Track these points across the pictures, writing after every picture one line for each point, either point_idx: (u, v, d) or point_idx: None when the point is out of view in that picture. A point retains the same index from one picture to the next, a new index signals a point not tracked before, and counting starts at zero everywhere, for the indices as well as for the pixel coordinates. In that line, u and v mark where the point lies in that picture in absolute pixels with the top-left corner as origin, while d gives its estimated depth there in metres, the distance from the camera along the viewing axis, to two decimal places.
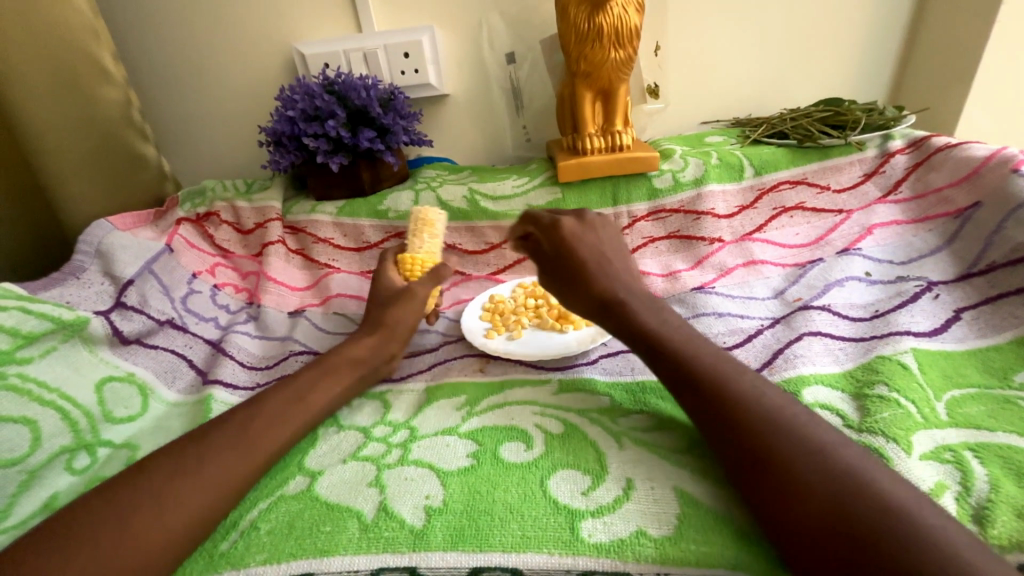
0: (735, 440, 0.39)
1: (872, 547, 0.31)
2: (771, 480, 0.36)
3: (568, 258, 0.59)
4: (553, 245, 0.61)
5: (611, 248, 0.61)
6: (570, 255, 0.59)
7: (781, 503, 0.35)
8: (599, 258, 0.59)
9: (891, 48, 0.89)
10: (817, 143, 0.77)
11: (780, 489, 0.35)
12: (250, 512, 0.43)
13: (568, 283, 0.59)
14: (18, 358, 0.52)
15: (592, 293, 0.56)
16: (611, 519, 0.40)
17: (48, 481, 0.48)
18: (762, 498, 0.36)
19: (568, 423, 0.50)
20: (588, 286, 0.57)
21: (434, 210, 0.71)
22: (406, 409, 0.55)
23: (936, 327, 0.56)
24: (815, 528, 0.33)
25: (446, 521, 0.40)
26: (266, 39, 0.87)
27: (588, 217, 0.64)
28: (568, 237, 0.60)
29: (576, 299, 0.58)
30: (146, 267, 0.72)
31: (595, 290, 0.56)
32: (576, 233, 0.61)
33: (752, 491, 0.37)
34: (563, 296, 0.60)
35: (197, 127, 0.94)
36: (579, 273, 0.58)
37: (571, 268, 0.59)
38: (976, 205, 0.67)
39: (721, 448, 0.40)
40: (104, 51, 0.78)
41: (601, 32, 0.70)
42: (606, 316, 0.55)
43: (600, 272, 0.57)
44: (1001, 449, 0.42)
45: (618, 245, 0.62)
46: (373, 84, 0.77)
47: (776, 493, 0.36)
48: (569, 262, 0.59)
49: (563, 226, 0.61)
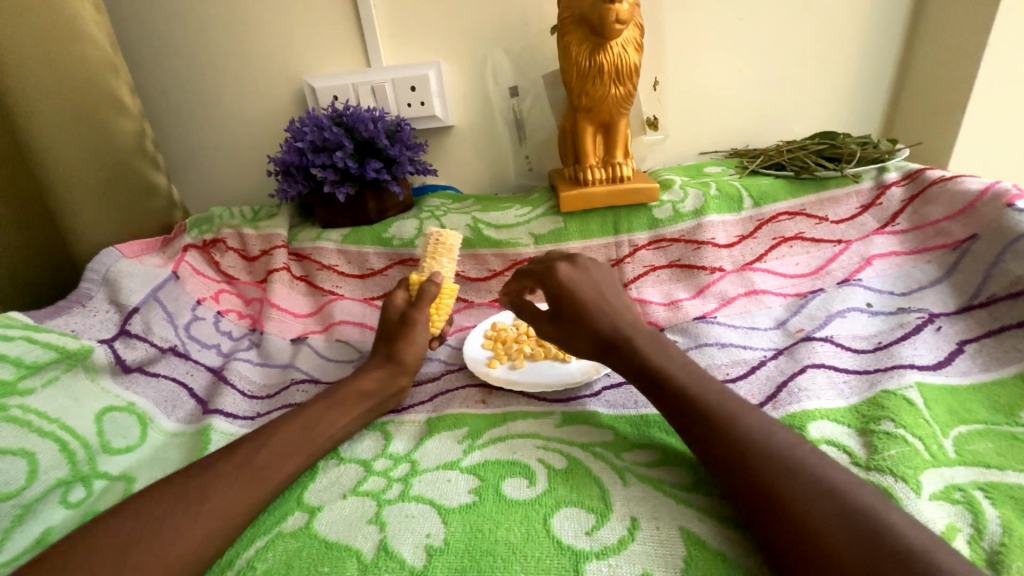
0: (744, 485, 0.39)
1: None
2: (780, 529, 0.36)
3: (568, 302, 0.56)
4: (551, 291, 0.58)
5: (609, 285, 0.59)
6: (569, 300, 0.57)
7: (796, 553, 0.34)
8: (599, 299, 0.56)
9: (882, 84, 0.92)
10: (814, 175, 0.79)
11: (793, 535, 0.35)
12: (246, 550, 0.42)
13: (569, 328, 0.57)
14: (19, 390, 0.52)
15: (597, 339, 0.54)
16: (616, 561, 0.39)
17: (42, 515, 0.47)
18: (777, 544, 0.36)
19: (571, 458, 0.49)
20: (588, 328, 0.55)
21: (450, 236, 0.71)
22: (408, 441, 0.55)
23: (940, 361, 0.56)
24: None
25: (448, 561, 0.40)
26: (278, 72, 0.90)
27: (579, 259, 0.61)
28: (564, 283, 0.58)
29: (580, 345, 0.56)
30: (152, 295, 0.73)
31: (598, 336, 0.54)
32: (571, 275, 0.58)
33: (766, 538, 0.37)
34: (565, 342, 0.58)
35: (206, 155, 0.96)
36: (579, 317, 0.55)
37: (570, 314, 0.56)
38: (972, 238, 0.68)
39: (731, 492, 0.40)
40: (122, 86, 0.82)
41: (601, 69, 0.72)
42: (615, 360, 0.53)
43: (602, 313, 0.55)
44: (1012, 490, 0.41)
45: (613, 282, 0.60)
46: (381, 116, 0.79)
47: (787, 540, 0.35)
48: (569, 308, 0.56)
49: (558, 270, 0.59)
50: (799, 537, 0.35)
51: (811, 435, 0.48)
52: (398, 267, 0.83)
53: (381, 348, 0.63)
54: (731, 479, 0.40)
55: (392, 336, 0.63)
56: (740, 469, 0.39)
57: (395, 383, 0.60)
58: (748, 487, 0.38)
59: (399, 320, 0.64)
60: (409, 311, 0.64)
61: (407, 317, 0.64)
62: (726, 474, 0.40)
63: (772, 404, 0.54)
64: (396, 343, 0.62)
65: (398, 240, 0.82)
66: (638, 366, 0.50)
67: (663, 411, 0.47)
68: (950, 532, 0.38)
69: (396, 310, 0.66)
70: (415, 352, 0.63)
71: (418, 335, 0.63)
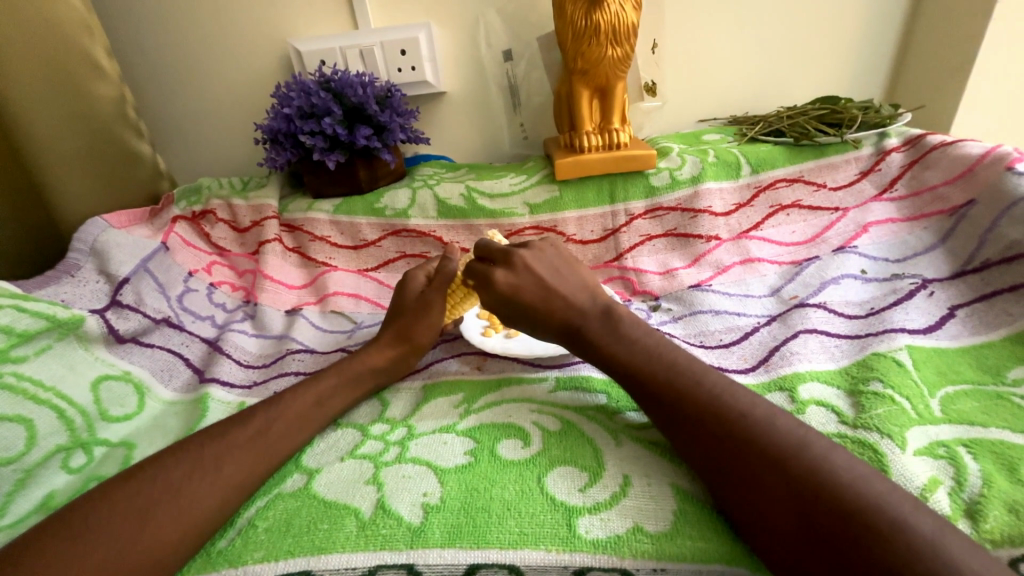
0: (718, 446, 0.39)
1: (856, 542, 0.31)
2: (744, 491, 0.37)
3: (517, 307, 0.56)
4: (497, 301, 0.57)
5: (551, 274, 0.57)
6: (518, 304, 0.56)
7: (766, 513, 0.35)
8: (545, 295, 0.55)
9: (888, 46, 0.89)
10: (814, 141, 0.77)
11: (759, 494, 0.36)
12: (248, 509, 0.43)
13: (527, 320, 0.56)
14: (12, 357, 0.52)
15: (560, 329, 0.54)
16: (608, 515, 0.40)
17: (44, 479, 0.48)
18: (741, 508, 0.37)
19: (565, 421, 0.50)
20: (547, 318, 0.54)
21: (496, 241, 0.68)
22: (405, 407, 0.55)
23: (931, 324, 0.56)
24: (802, 524, 0.33)
25: (445, 518, 0.41)
26: (263, 35, 0.86)
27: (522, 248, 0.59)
28: (507, 293, 0.56)
29: (545, 332, 0.55)
30: (142, 265, 0.72)
31: (565, 317, 0.54)
32: (511, 283, 0.56)
33: (729, 501, 0.38)
34: (530, 328, 0.56)
35: (193, 124, 0.93)
36: (533, 316, 0.55)
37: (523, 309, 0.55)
38: (970, 203, 0.68)
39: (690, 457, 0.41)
40: (98, 48, 0.79)
41: (598, 29, 0.70)
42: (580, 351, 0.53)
43: (555, 304, 0.54)
44: (994, 445, 0.42)
45: (561, 262, 0.59)
46: (370, 81, 0.77)
47: (754, 502, 0.36)
48: (519, 313, 0.56)
49: (497, 279, 0.57)
50: (767, 495, 0.35)
51: (801, 397, 0.49)
52: (392, 238, 0.82)
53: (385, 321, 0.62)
54: (698, 447, 0.40)
55: (411, 316, 0.62)
56: (716, 428, 0.40)
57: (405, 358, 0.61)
58: (721, 447, 0.39)
59: (419, 301, 0.63)
60: (429, 292, 0.63)
61: (426, 300, 0.63)
62: (697, 438, 0.40)
63: (764, 367, 0.55)
64: (416, 329, 0.61)
65: (391, 210, 0.81)
66: (621, 329, 0.51)
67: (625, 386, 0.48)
68: (931, 485, 0.39)
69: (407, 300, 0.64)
70: (430, 334, 0.61)
71: (434, 316, 0.62)
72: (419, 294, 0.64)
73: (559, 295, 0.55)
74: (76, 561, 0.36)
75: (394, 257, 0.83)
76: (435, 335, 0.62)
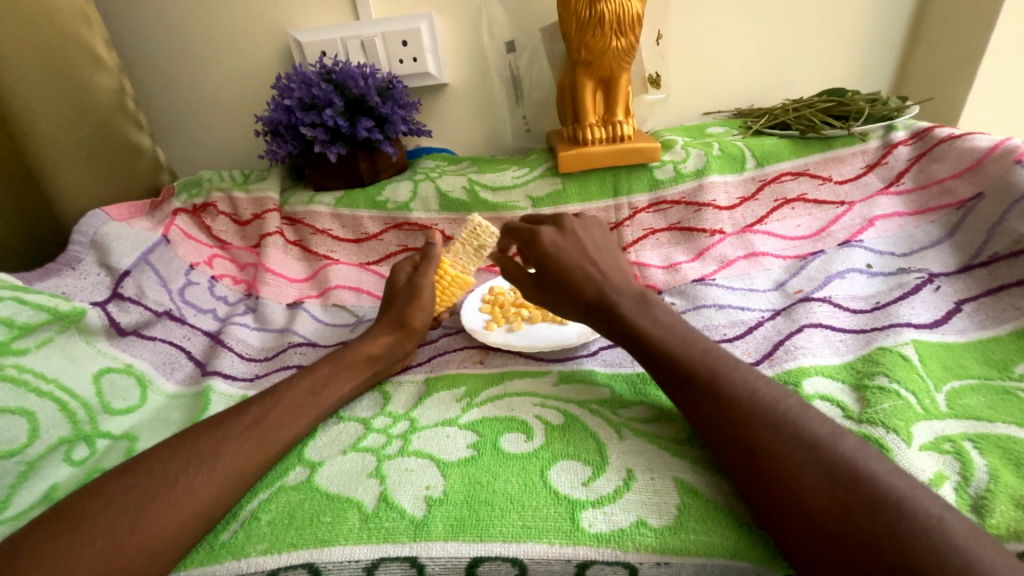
0: None
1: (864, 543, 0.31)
2: None
3: (552, 269, 0.56)
4: (537, 258, 0.57)
5: (595, 246, 0.57)
6: (552, 268, 0.56)
7: (773, 507, 0.36)
8: (584, 264, 0.55)
9: (896, 36, 0.88)
10: (820, 133, 0.77)
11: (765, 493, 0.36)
12: (250, 502, 0.44)
13: (555, 292, 0.56)
14: (14, 349, 0.52)
15: (585, 304, 0.53)
16: (612, 509, 0.40)
17: (46, 472, 0.48)
18: (757, 500, 0.37)
19: (568, 414, 0.50)
20: (577, 291, 0.54)
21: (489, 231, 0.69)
22: (407, 401, 0.55)
23: (937, 319, 0.56)
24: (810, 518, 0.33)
25: (447, 511, 0.41)
26: (262, 26, 0.85)
27: (565, 221, 0.60)
28: (550, 251, 0.56)
29: (568, 308, 0.56)
30: (143, 258, 0.72)
31: (586, 299, 0.53)
32: (556, 243, 0.57)
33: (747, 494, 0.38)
34: (551, 305, 0.58)
35: (193, 116, 0.93)
36: (565, 282, 0.55)
37: (554, 280, 0.56)
38: (978, 197, 0.67)
39: None
40: (97, 38, 0.78)
41: (603, 19, 0.69)
42: (603, 325, 0.53)
43: (588, 277, 0.54)
44: (1001, 440, 0.42)
45: (603, 242, 0.58)
46: (372, 72, 0.76)
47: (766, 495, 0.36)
48: (556, 275, 0.55)
49: (543, 237, 0.58)
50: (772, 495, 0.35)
51: (805, 391, 0.49)
52: (393, 231, 0.82)
53: (386, 315, 0.62)
54: (715, 433, 0.41)
55: (404, 304, 0.63)
56: (726, 420, 0.40)
57: (407, 349, 0.60)
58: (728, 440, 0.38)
59: (410, 288, 0.64)
60: (415, 276, 0.65)
61: (415, 283, 0.64)
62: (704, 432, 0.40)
63: (768, 362, 0.54)
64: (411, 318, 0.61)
65: (393, 204, 0.80)
66: (622, 325, 0.51)
67: (648, 367, 0.48)
68: (937, 480, 0.39)
69: (411, 293, 0.64)
70: (422, 317, 0.62)
71: (425, 298, 0.64)
72: (406, 280, 0.66)
73: (595, 270, 0.54)
74: (78, 554, 0.36)
75: (396, 251, 0.82)
76: (428, 318, 0.63)
